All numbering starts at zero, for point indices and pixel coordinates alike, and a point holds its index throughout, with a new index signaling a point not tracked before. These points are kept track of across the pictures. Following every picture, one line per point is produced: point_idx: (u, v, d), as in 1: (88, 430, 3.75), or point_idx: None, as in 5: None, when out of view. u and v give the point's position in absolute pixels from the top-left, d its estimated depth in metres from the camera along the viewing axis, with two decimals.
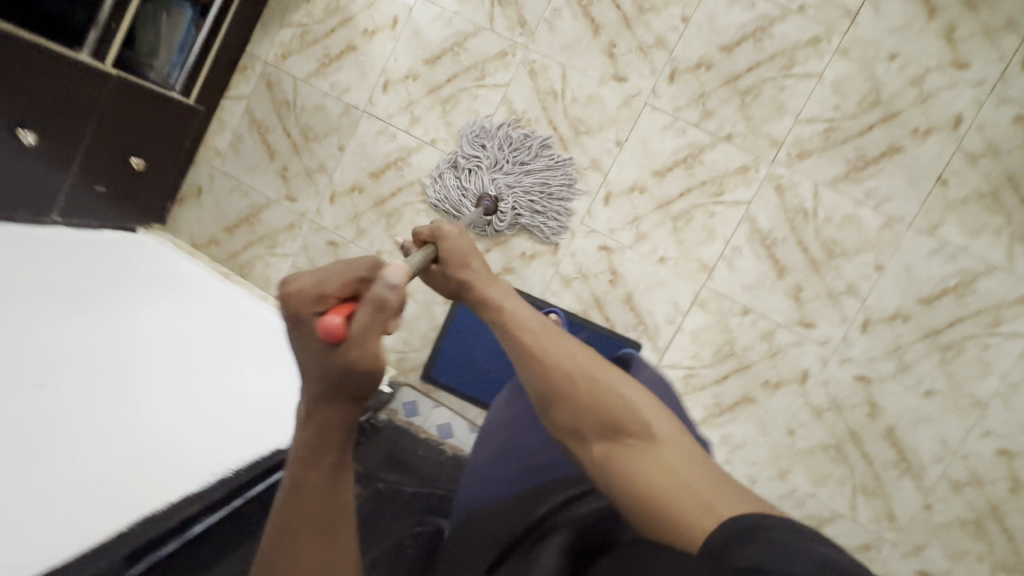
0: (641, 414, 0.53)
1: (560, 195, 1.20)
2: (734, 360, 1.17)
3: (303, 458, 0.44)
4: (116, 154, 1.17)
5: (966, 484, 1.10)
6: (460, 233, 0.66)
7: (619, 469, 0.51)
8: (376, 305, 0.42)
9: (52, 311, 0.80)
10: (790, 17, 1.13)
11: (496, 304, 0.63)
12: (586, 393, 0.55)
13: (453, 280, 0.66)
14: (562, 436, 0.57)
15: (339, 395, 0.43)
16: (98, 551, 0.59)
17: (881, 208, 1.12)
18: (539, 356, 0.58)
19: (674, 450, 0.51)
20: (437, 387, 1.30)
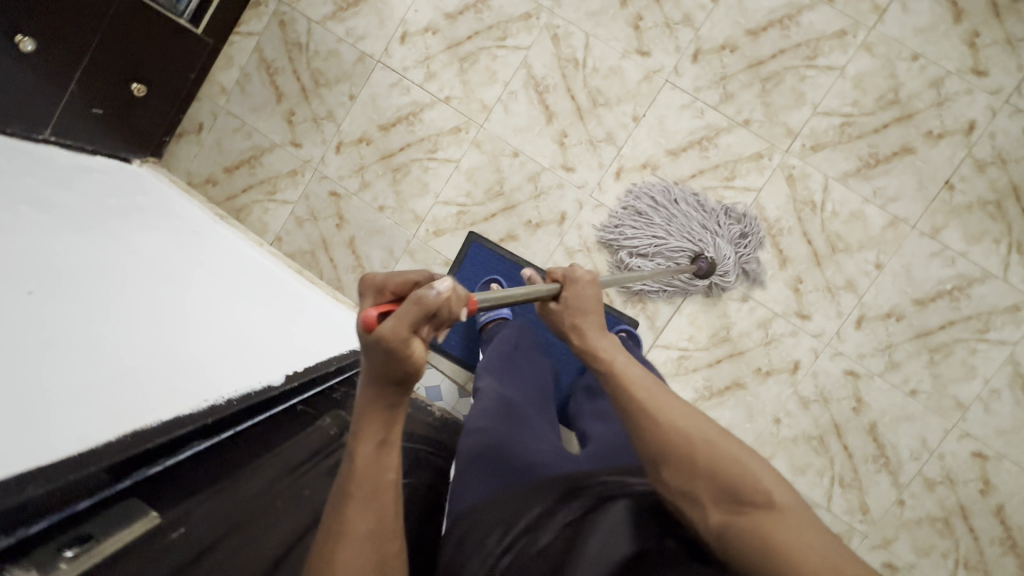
0: (764, 482, 0.50)
1: (732, 221, 1.15)
2: (729, 345, 1.18)
3: (354, 433, 0.50)
4: (115, 76, 1.12)
5: (939, 482, 1.13)
6: (590, 281, 0.80)
7: (742, 535, 0.47)
8: (414, 300, 0.44)
9: (35, 219, 0.73)
10: (819, 7, 1.13)
11: (608, 360, 0.70)
12: (704, 454, 0.53)
13: (569, 321, 0.78)
14: (673, 497, 0.53)
15: (385, 381, 0.48)
16: (86, 458, 0.56)
17: (887, 208, 1.13)
18: (651, 409, 0.59)
19: (802, 523, 0.47)
20: (429, 349, 1.28)
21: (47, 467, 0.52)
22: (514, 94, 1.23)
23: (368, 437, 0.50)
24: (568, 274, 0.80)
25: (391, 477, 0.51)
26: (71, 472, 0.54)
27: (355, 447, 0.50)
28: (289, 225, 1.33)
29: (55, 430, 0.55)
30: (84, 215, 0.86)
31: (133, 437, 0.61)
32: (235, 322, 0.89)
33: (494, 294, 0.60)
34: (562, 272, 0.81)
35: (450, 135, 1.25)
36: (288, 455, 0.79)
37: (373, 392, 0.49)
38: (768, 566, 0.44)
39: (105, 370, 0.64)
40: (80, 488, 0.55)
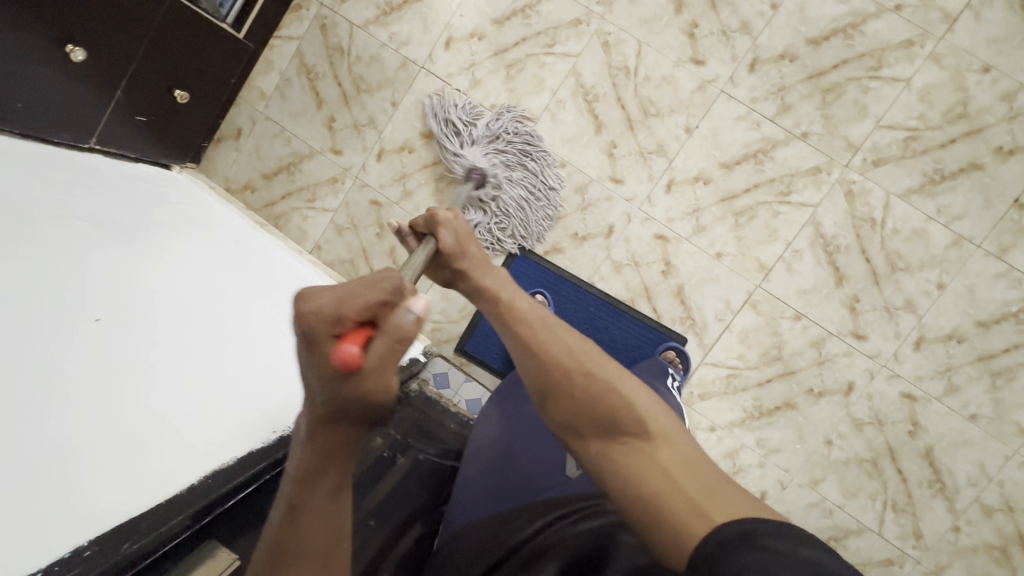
0: (638, 413, 0.53)
1: (548, 196, 1.19)
2: (780, 364, 1.15)
3: (301, 481, 0.48)
4: (158, 83, 1.10)
5: (997, 510, 1.09)
6: (457, 218, 0.69)
7: (615, 468, 0.51)
8: (398, 335, 0.45)
9: (95, 237, 0.71)
10: (885, 15, 1.08)
11: (492, 292, 0.66)
12: (583, 388, 0.56)
13: (450, 269, 0.69)
14: (560, 432, 0.57)
15: (347, 421, 0.47)
16: (173, 506, 0.58)
17: (951, 226, 1.08)
18: (535, 344, 0.60)
19: (670, 449, 0.51)
20: (470, 361, 1.27)
21: (133, 522, 0.55)
22: (562, 103, 1.19)
23: (324, 484, 0.49)
24: (431, 220, 0.68)
25: (340, 521, 0.50)
26: (158, 526, 0.56)
27: (306, 495, 0.48)
28: (328, 233, 1.31)
29: (130, 479, 0.57)
30: (139, 227, 0.84)
31: (213, 480, 0.63)
32: (287, 341, 0.86)
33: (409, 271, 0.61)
34: (423, 220, 0.70)
35: None
36: None
37: (330, 436, 0.48)
38: (633, 497, 0.49)
39: (166, 407, 0.64)
40: (165, 537, 0.57)
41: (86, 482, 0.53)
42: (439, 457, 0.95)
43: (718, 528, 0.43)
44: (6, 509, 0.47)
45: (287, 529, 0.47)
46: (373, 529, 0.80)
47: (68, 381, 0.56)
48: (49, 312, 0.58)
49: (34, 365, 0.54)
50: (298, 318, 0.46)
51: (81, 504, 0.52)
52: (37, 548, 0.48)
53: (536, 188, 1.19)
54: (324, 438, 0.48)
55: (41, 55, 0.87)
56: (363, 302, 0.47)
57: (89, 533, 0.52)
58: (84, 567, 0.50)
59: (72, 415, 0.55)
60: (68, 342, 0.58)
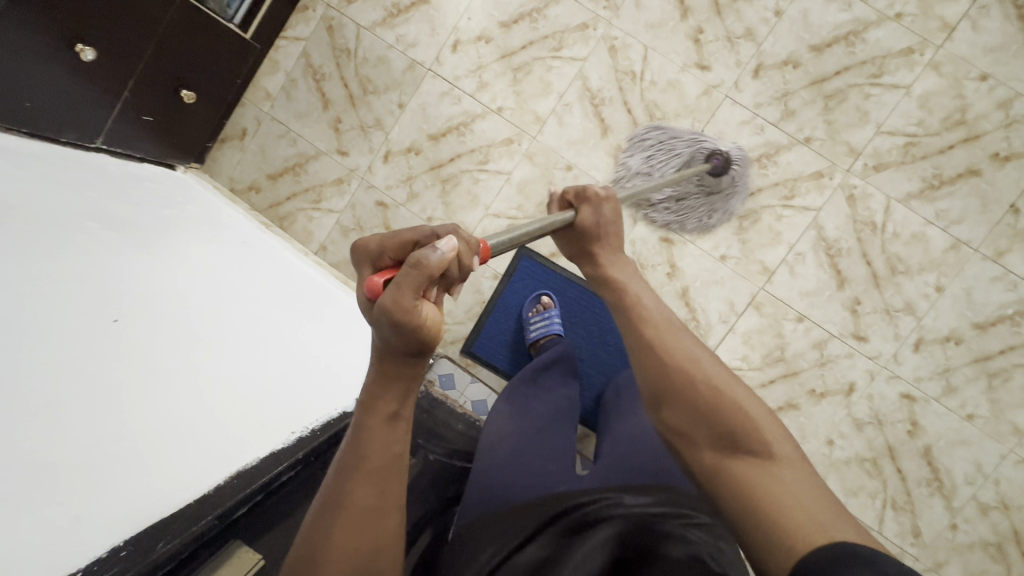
0: (759, 427, 0.51)
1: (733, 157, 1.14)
2: (783, 366, 1.16)
3: (363, 405, 0.44)
4: (164, 83, 1.09)
5: (994, 508, 1.12)
6: (606, 198, 0.74)
7: (731, 477, 0.49)
8: (411, 262, 0.39)
9: (108, 238, 0.71)
10: (886, 23, 1.11)
11: (620, 285, 0.68)
12: (702, 390, 0.54)
13: (588, 249, 0.74)
14: (667, 433, 0.56)
15: (398, 354, 0.42)
16: (201, 508, 0.62)
17: (950, 230, 1.11)
18: (656, 345, 0.59)
19: (792, 468, 0.48)
20: (476, 363, 1.27)
21: (166, 522, 0.58)
22: (568, 106, 1.20)
23: (379, 411, 0.44)
24: (580, 194, 0.75)
25: (397, 452, 0.46)
26: (189, 526, 0.60)
27: (363, 419, 0.44)
28: (334, 234, 1.31)
29: (161, 481, 0.58)
30: (148, 227, 0.83)
31: (238, 481, 0.67)
32: (300, 340, 0.88)
33: (510, 236, 0.57)
34: (573, 192, 0.76)
35: (502, 146, 1.23)
36: None
37: (387, 365, 0.43)
38: (745, 504, 0.47)
39: (190, 408, 0.64)
40: (195, 537, 0.60)
41: (122, 483, 0.54)
42: (446, 457, 0.95)
43: (843, 546, 0.40)
44: (48, 512, 0.48)
45: (351, 454, 0.44)
46: None
47: (98, 382, 0.56)
48: (76, 313, 0.58)
49: (67, 367, 0.54)
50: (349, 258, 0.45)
51: (117, 506, 0.54)
52: (80, 548, 0.50)
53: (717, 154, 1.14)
54: (380, 365, 0.43)
55: (46, 54, 0.85)
56: (400, 240, 0.44)
57: (126, 534, 0.54)
58: (124, 566, 0.53)
59: (106, 416, 0.55)
60: (91, 342, 0.57)
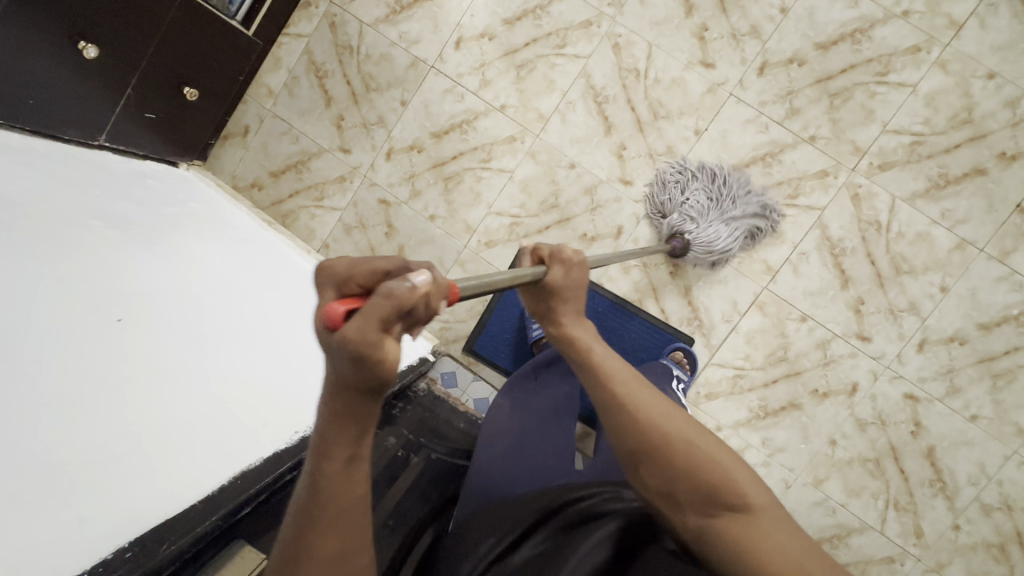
0: (742, 487, 0.48)
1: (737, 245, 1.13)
2: (786, 365, 1.16)
3: (317, 450, 0.39)
4: (167, 80, 1.09)
5: (997, 508, 1.12)
6: (580, 262, 0.62)
7: (718, 540, 0.47)
8: (382, 292, 0.33)
9: (110, 236, 0.71)
10: (892, 21, 1.10)
11: (582, 345, 0.60)
12: (684, 457, 0.50)
13: (542, 306, 0.63)
14: (653, 499, 0.52)
15: (357, 391, 0.37)
16: (206, 507, 0.60)
17: (955, 229, 1.10)
18: (630, 409, 0.54)
19: (776, 523, 0.47)
20: (478, 361, 1.28)
21: (170, 523, 0.56)
22: (572, 104, 1.20)
23: (335, 455, 0.39)
24: (553, 252, 0.61)
25: (359, 493, 0.40)
26: (194, 527, 0.57)
27: (320, 466, 0.39)
28: (336, 232, 1.31)
29: (161, 481, 0.57)
30: (151, 226, 0.83)
31: (242, 480, 0.64)
32: (301, 344, 0.88)
33: (478, 281, 0.47)
34: (547, 249, 0.62)
35: (504, 144, 1.23)
36: None
37: (339, 402, 0.37)
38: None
39: (187, 409, 0.63)
40: (201, 538, 0.58)
41: (117, 484, 0.53)
42: (447, 455, 0.94)
43: None
44: (47, 511, 0.47)
45: (308, 503, 0.39)
46: (391, 530, 0.77)
47: (97, 380, 0.55)
48: (73, 312, 0.57)
49: (66, 366, 0.53)
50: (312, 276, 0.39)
51: (119, 505, 0.53)
52: (80, 549, 0.48)
53: (733, 234, 1.12)
54: (335, 404, 0.38)
55: (49, 51, 0.85)
56: (370, 263, 0.37)
57: (129, 535, 0.52)
58: (127, 568, 0.51)
59: (102, 417, 0.54)
60: (92, 341, 0.57)
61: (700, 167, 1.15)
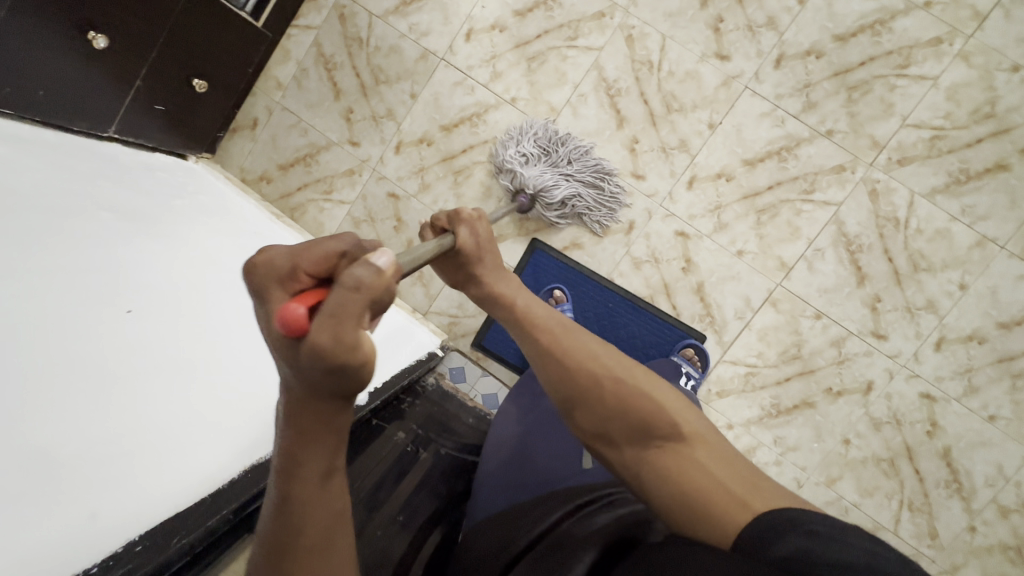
0: (670, 416, 0.56)
1: (578, 206, 1.16)
2: (799, 363, 1.14)
3: (284, 472, 0.38)
4: (177, 72, 1.09)
5: (1014, 510, 1.10)
6: (479, 219, 0.67)
7: (652, 467, 0.54)
8: (350, 284, 0.33)
9: (120, 227, 0.70)
10: (914, 12, 1.07)
11: (507, 300, 0.67)
12: (611, 392, 0.58)
13: (462, 271, 0.69)
14: (588, 439, 0.60)
15: (324, 397, 0.36)
16: (215, 503, 0.57)
17: (975, 226, 1.08)
18: (560, 355, 0.62)
19: (706, 449, 0.54)
20: (487, 356, 1.27)
21: (179, 520, 0.54)
22: (584, 97, 1.18)
23: (307, 475, 0.38)
24: (452, 216, 0.66)
25: (339, 507, 0.41)
26: (203, 521, 0.55)
27: (291, 487, 0.38)
28: (345, 225, 1.31)
29: (170, 477, 0.56)
30: (161, 218, 0.82)
31: (252, 474, 0.62)
32: None
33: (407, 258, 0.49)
34: (446, 217, 0.68)
35: None
36: (365, 476, 0.78)
37: (305, 421, 0.37)
38: (675, 492, 0.51)
39: (192, 403, 0.62)
40: (209, 533, 0.55)
41: (126, 479, 0.52)
42: (456, 451, 0.93)
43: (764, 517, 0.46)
44: (56, 505, 0.46)
45: (281, 528, 0.39)
46: (401, 526, 0.76)
47: (107, 371, 0.55)
48: (82, 304, 0.57)
49: (76, 358, 0.53)
50: (248, 285, 0.38)
51: (128, 499, 0.52)
52: (89, 545, 0.47)
53: (574, 198, 1.14)
54: (301, 420, 0.37)
55: (59, 42, 0.85)
56: (319, 252, 0.38)
57: (138, 531, 0.50)
58: (136, 563, 0.48)
59: (109, 411, 0.53)
60: (102, 333, 0.57)
61: (546, 127, 1.17)
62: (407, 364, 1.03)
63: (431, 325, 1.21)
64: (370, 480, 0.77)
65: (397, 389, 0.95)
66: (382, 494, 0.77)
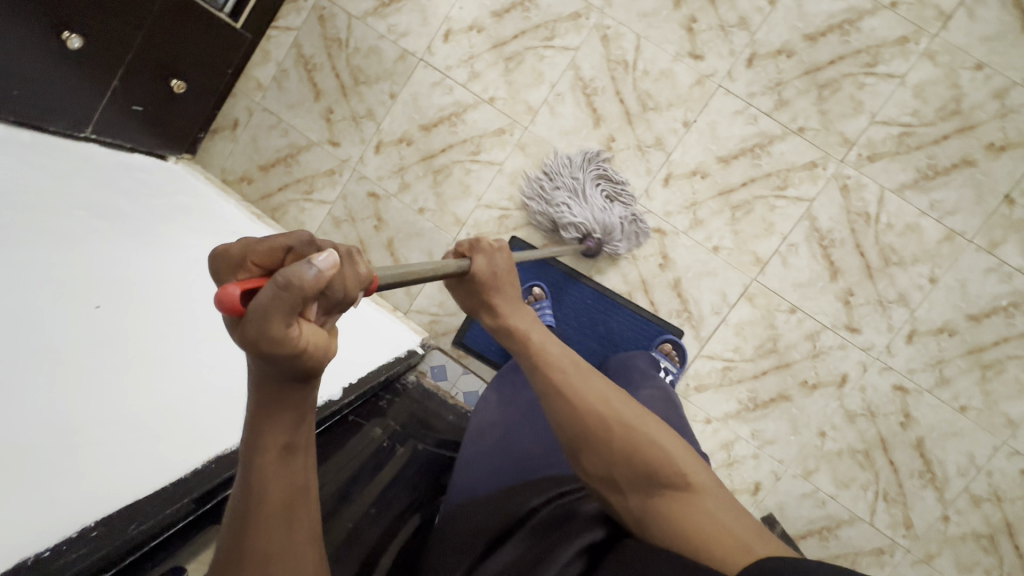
0: (677, 462, 0.55)
1: (633, 220, 1.16)
2: (775, 357, 1.16)
3: (249, 442, 0.40)
4: (155, 72, 1.09)
5: (986, 499, 1.12)
6: (500, 250, 0.71)
7: (658, 514, 0.53)
8: (282, 282, 0.31)
9: (90, 223, 0.70)
10: (881, 12, 1.09)
11: (522, 334, 0.68)
12: (619, 437, 0.57)
13: (480, 300, 0.70)
14: (596, 483, 0.59)
15: (278, 381, 0.37)
16: (176, 491, 0.57)
17: (944, 221, 1.10)
18: (569, 393, 0.61)
19: (712, 498, 0.53)
20: (469, 355, 1.27)
21: (139, 505, 0.53)
22: (561, 96, 1.20)
23: (269, 445, 0.40)
24: (473, 245, 0.69)
25: (302, 481, 0.42)
26: (163, 509, 0.55)
27: (254, 457, 0.40)
28: (325, 225, 1.31)
29: (133, 465, 0.56)
30: (135, 215, 0.82)
31: (217, 465, 0.62)
32: None
33: (391, 271, 0.48)
34: (467, 244, 0.71)
35: (493, 136, 1.22)
36: (341, 468, 0.78)
37: (265, 394, 0.39)
38: (681, 545, 0.50)
39: (160, 397, 0.63)
40: (170, 522, 0.55)
41: (87, 466, 0.52)
42: (436, 447, 0.94)
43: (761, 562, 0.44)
44: (12, 490, 0.46)
45: (246, 495, 0.40)
46: (374, 518, 0.75)
47: (72, 361, 0.55)
48: (50, 296, 0.57)
49: (39, 347, 0.53)
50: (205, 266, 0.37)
51: (87, 487, 0.51)
52: (45, 528, 0.47)
53: (623, 215, 1.16)
54: (264, 394, 0.39)
55: (33, 41, 0.85)
56: (268, 244, 0.36)
57: (97, 516, 0.50)
58: (92, 548, 0.48)
59: (71, 402, 0.53)
60: (69, 325, 0.57)
61: (544, 167, 1.20)
62: (385, 361, 1.04)
63: (412, 323, 1.22)
64: (346, 472, 0.78)
65: (376, 385, 0.96)
66: (357, 486, 0.77)
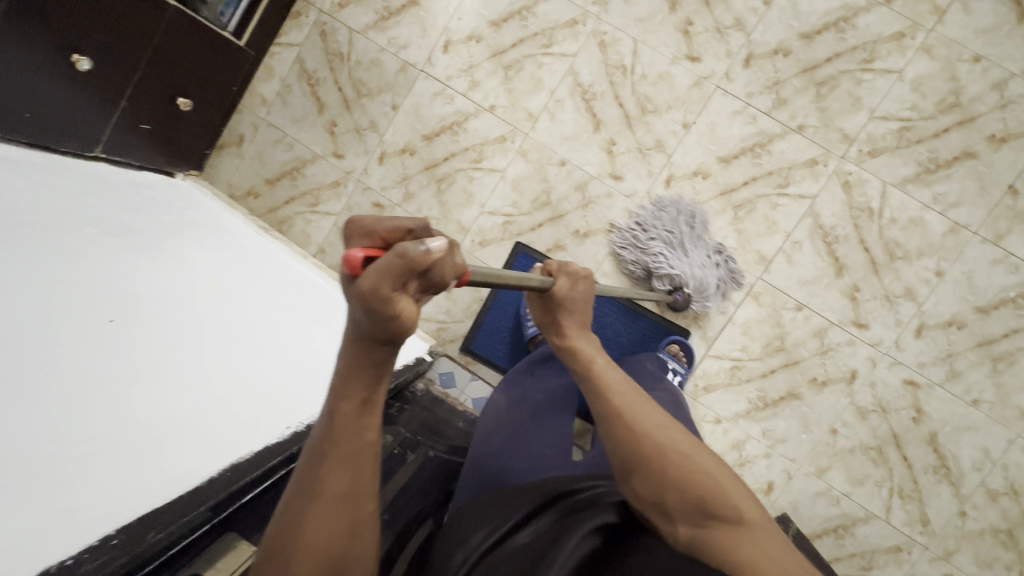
0: (732, 496, 0.52)
1: (728, 276, 1.15)
2: (783, 355, 1.16)
3: (335, 389, 0.41)
4: (162, 92, 1.11)
5: (1003, 493, 1.10)
6: (585, 280, 0.70)
7: (707, 548, 0.50)
8: (397, 253, 0.32)
9: (104, 240, 0.72)
10: (875, 8, 1.10)
11: (587, 358, 0.67)
12: (675, 464, 0.55)
13: (549, 318, 0.71)
14: (646, 509, 0.56)
15: (372, 340, 0.37)
16: (192, 498, 0.58)
17: (948, 214, 1.10)
18: (628, 417, 0.59)
19: (765, 535, 0.50)
20: (475, 360, 1.29)
21: (158, 512, 0.55)
22: (560, 102, 1.21)
23: (351, 396, 0.40)
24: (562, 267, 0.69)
25: (372, 436, 0.43)
26: (182, 516, 0.56)
27: (337, 404, 0.41)
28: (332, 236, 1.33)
29: (150, 474, 0.56)
30: (147, 231, 0.84)
31: (232, 472, 0.63)
32: (299, 340, 0.88)
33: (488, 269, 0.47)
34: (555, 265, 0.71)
35: (495, 144, 1.24)
36: None
37: (353, 351, 0.39)
38: None
39: (177, 406, 0.63)
40: (190, 527, 0.57)
41: (103, 478, 0.53)
42: (447, 453, 0.94)
43: None
44: (33, 500, 0.47)
45: (325, 435, 0.41)
46: (386, 525, 0.76)
47: (88, 375, 0.57)
48: (64, 313, 0.59)
49: (54, 363, 0.54)
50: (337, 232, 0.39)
51: (107, 495, 0.52)
52: (64, 537, 0.48)
53: (718, 270, 1.14)
54: (351, 354, 0.39)
55: (44, 65, 0.87)
56: (393, 223, 0.37)
57: (116, 523, 0.51)
58: (117, 554, 0.50)
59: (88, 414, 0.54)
60: (84, 340, 0.59)
61: (634, 218, 1.19)
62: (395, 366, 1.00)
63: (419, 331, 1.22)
64: None
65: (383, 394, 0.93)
66: None
